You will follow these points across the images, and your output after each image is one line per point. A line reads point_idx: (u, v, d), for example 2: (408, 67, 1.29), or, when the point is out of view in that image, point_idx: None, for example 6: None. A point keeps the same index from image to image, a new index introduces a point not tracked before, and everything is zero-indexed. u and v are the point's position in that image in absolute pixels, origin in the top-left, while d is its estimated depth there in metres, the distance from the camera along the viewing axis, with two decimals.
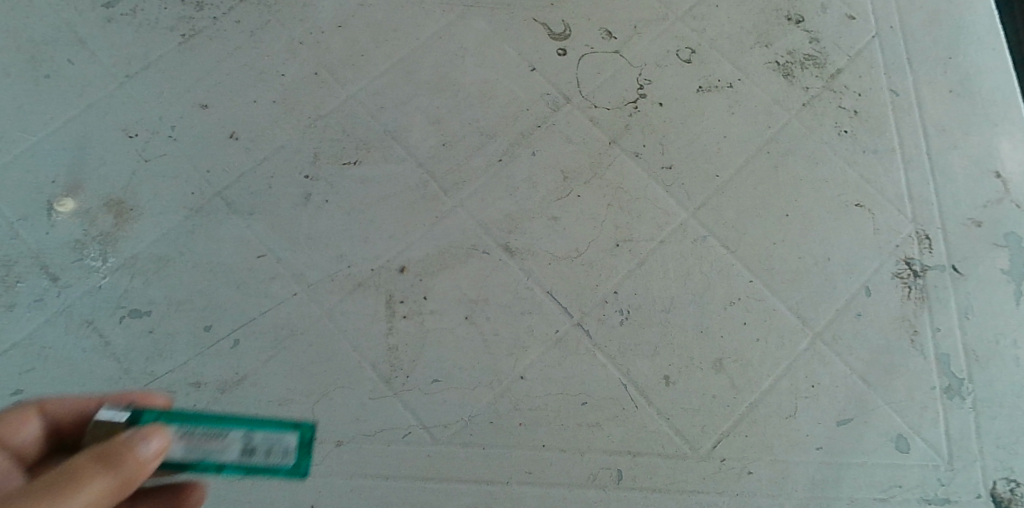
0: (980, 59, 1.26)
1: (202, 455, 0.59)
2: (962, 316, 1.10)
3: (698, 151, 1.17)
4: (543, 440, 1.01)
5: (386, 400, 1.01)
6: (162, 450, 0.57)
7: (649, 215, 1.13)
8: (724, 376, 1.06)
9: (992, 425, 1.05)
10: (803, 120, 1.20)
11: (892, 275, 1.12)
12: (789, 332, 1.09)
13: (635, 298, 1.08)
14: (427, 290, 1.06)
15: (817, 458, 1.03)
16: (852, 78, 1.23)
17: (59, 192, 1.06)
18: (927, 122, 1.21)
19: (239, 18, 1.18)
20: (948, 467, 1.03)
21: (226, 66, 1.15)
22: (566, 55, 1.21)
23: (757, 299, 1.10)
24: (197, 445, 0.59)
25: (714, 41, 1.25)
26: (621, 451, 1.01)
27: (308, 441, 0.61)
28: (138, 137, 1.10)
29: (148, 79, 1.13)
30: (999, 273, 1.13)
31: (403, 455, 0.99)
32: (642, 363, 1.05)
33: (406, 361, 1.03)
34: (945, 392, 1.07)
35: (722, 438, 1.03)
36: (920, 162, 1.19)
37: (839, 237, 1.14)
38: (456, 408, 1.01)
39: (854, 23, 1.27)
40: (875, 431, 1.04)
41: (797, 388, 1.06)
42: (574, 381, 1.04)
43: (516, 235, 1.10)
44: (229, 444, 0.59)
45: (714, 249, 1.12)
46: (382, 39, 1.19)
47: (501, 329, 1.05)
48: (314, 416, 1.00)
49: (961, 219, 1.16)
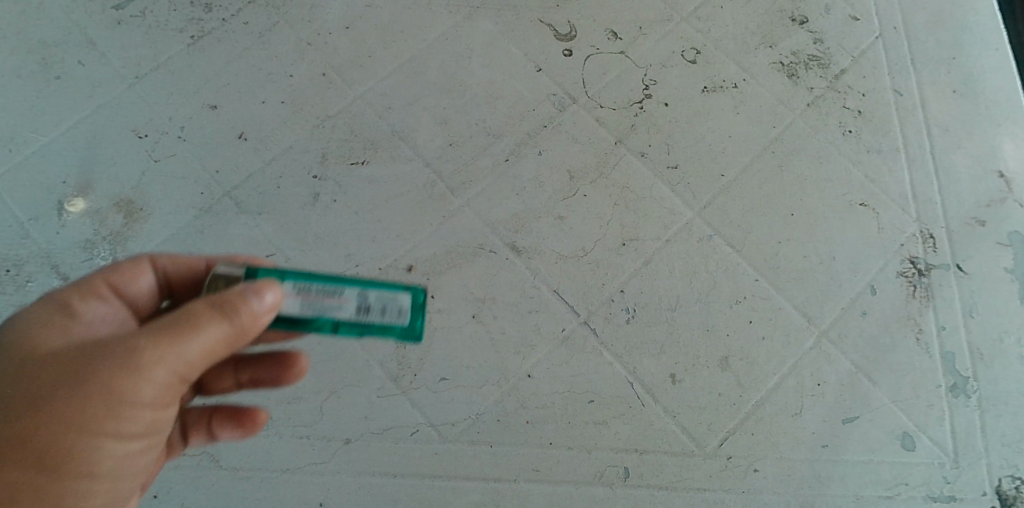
0: (983, 59, 1.27)
1: (319, 311, 0.65)
2: (967, 315, 1.11)
3: (703, 151, 1.18)
4: (550, 437, 1.01)
5: (393, 398, 1.02)
6: (275, 303, 0.65)
7: (655, 214, 1.13)
8: (730, 374, 1.06)
9: (997, 423, 1.06)
10: (808, 120, 1.21)
11: (897, 274, 1.13)
12: (795, 331, 1.09)
13: (642, 296, 1.09)
14: (434, 289, 1.07)
15: (823, 456, 1.03)
16: (856, 78, 1.24)
17: (69, 193, 1.06)
18: (931, 121, 1.22)
19: (247, 20, 1.19)
20: (954, 464, 1.04)
21: (234, 67, 1.16)
22: (572, 56, 1.22)
23: (763, 298, 1.10)
24: (316, 301, 0.65)
25: (718, 41, 1.25)
26: (627, 449, 1.02)
27: (420, 303, 0.66)
28: (148, 138, 1.10)
29: (158, 81, 1.14)
30: (1004, 272, 1.13)
31: (411, 453, 1.00)
32: (649, 361, 1.06)
33: (414, 359, 1.03)
34: (950, 390, 1.07)
35: (728, 436, 1.03)
36: (924, 162, 1.20)
37: (844, 236, 1.15)
38: (464, 406, 1.02)
39: (858, 23, 1.28)
40: (880, 429, 1.05)
41: (803, 386, 1.06)
42: (580, 379, 1.04)
43: (523, 234, 1.11)
44: (344, 301, 0.65)
45: (720, 248, 1.12)
46: (389, 40, 1.20)
47: (508, 327, 1.06)
48: (323, 414, 1.00)
49: (965, 217, 1.16)
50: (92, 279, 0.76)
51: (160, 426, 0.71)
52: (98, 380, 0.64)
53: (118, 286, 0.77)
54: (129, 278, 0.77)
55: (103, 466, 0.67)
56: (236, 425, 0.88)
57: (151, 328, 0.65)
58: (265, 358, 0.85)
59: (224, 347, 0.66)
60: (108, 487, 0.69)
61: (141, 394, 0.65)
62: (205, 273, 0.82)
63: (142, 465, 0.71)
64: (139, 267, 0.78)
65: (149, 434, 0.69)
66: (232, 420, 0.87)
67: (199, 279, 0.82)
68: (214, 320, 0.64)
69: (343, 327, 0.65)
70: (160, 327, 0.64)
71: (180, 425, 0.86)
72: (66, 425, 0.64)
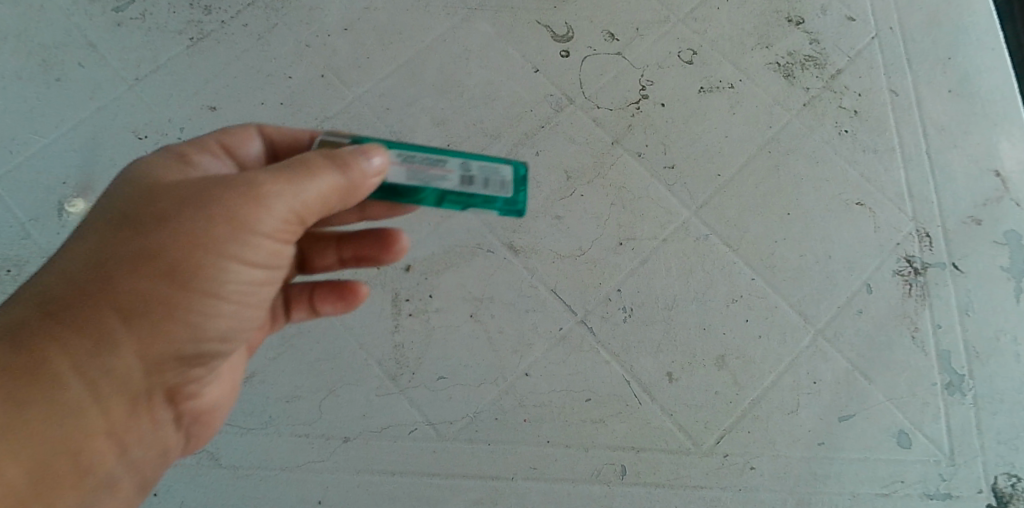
0: (979, 59, 1.27)
1: (423, 180, 0.71)
2: (963, 313, 1.11)
3: (700, 151, 1.18)
4: (547, 436, 1.02)
5: (391, 396, 1.02)
6: (382, 168, 0.70)
7: (652, 214, 1.14)
8: (727, 372, 1.07)
9: (993, 421, 1.07)
10: (804, 120, 1.22)
11: (893, 272, 1.13)
12: (791, 329, 1.10)
13: (638, 295, 1.10)
14: (432, 288, 1.08)
15: (819, 454, 1.04)
16: (852, 78, 1.25)
17: (69, 194, 1.07)
18: (928, 121, 1.23)
19: (246, 22, 1.20)
20: (949, 462, 1.04)
21: (234, 69, 1.16)
22: (569, 57, 1.22)
23: (759, 296, 1.11)
24: (419, 171, 0.71)
25: (715, 42, 1.26)
26: (624, 447, 1.02)
27: (520, 177, 0.72)
28: (148, 139, 1.11)
29: (158, 82, 1.14)
30: (1000, 271, 1.14)
31: (409, 452, 1.00)
32: (646, 359, 1.07)
33: (412, 358, 1.04)
34: (946, 388, 1.08)
35: (725, 434, 1.04)
36: (920, 161, 1.20)
37: (840, 235, 1.15)
38: (461, 405, 1.02)
39: (853, 24, 1.29)
40: (877, 427, 1.05)
41: (799, 384, 1.07)
42: (578, 378, 1.05)
43: (521, 234, 1.11)
44: (448, 172, 0.71)
45: (717, 247, 1.13)
46: (387, 41, 1.21)
47: (506, 326, 1.07)
48: (321, 412, 1.01)
49: (961, 216, 1.17)
50: (205, 139, 0.78)
51: (279, 261, 0.74)
52: (228, 201, 0.67)
53: (230, 147, 0.79)
54: (241, 140, 0.80)
55: (227, 287, 0.70)
56: (337, 299, 0.93)
57: (277, 166, 0.69)
58: (370, 235, 0.91)
59: (337, 198, 0.70)
60: (229, 315, 0.73)
61: (264, 223, 0.69)
62: (309, 143, 0.84)
63: (264, 296, 0.75)
64: (249, 133, 0.80)
65: (266, 269, 0.72)
66: (335, 296, 0.93)
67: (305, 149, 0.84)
68: (330, 170, 0.68)
69: (449, 195, 0.71)
70: (287, 165, 0.69)
71: (286, 297, 0.92)
72: (199, 240, 0.67)
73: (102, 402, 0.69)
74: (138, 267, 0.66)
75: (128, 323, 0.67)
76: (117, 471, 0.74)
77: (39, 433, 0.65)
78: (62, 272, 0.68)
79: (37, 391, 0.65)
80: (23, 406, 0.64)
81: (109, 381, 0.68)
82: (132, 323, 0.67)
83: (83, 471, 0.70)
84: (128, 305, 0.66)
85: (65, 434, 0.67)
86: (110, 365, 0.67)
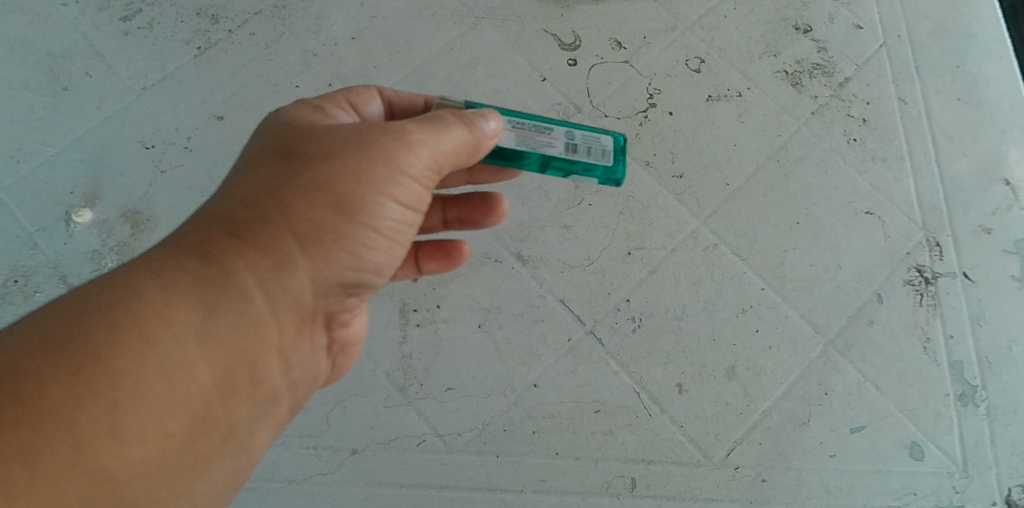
0: (987, 67, 1.27)
1: (532, 146, 0.80)
2: (975, 323, 1.10)
3: (708, 160, 1.18)
4: (556, 448, 1.02)
5: (399, 408, 1.02)
6: (494, 133, 0.77)
7: (661, 223, 1.13)
8: (737, 383, 1.06)
9: (1006, 432, 1.06)
10: (813, 129, 1.21)
11: (904, 282, 1.12)
12: (801, 339, 1.09)
13: (647, 305, 1.09)
14: (440, 299, 1.07)
15: (831, 466, 1.03)
16: (861, 86, 1.24)
17: (77, 204, 1.07)
18: (937, 130, 1.22)
19: (252, 30, 1.19)
20: (962, 474, 1.04)
21: (240, 78, 1.16)
22: (577, 65, 1.22)
23: (769, 306, 1.10)
24: (528, 137, 0.80)
25: (723, 50, 1.26)
26: (634, 459, 1.02)
27: (619, 148, 0.82)
28: (155, 149, 1.10)
29: (165, 92, 1.14)
30: (1011, 280, 1.13)
31: (417, 464, 1.00)
32: (655, 370, 1.06)
33: (420, 369, 1.03)
34: (958, 399, 1.07)
35: (736, 446, 1.03)
36: (929, 170, 1.19)
37: (850, 244, 1.14)
38: (469, 416, 1.02)
39: (862, 31, 1.28)
40: (888, 438, 1.05)
41: (810, 395, 1.06)
42: (587, 389, 1.04)
43: (529, 243, 1.11)
44: (554, 139, 0.79)
45: (726, 257, 1.12)
46: (394, 50, 1.20)
47: (514, 337, 1.06)
48: (329, 424, 1.01)
49: (972, 225, 1.16)
50: (335, 97, 0.85)
51: (426, 204, 0.80)
52: (384, 143, 0.73)
53: (357, 104, 0.85)
54: (365, 99, 0.86)
55: (385, 222, 0.76)
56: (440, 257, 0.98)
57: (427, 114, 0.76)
58: (474, 199, 0.97)
59: (459, 156, 0.76)
60: (384, 250, 0.78)
61: (416, 164, 0.74)
62: (422, 107, 0.91)
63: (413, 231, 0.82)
64: (371, 93, 0.87)
65: (417, 210, 0.78)
66: (440, 254, 0.97)
67: (417, 111, 0.91)
68: (457, 127, 0.75)
69: (553, 161, 0.80)
70: (432, 117, 0.75)
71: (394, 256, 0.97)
72: (364, 177, 0.72)
73: (278, 317, 0.74)
74: (311, 199, 0.72)
75: (304, 248, 0.73)
76: (282, 389, 0.78)
77: (225, 339, 0.70)
78: (238, 198, 0.73)
79: (226, 305, 0.70)
80: (214, 313, 0.70)
81: (285, 297, 0.73)
82: (307, 248, 0.73)
83: (257, 384, 0.74)
84: (304, 232, 0.72)
85: (245, 345, 0.71)
86: (286, 283, 0.73)
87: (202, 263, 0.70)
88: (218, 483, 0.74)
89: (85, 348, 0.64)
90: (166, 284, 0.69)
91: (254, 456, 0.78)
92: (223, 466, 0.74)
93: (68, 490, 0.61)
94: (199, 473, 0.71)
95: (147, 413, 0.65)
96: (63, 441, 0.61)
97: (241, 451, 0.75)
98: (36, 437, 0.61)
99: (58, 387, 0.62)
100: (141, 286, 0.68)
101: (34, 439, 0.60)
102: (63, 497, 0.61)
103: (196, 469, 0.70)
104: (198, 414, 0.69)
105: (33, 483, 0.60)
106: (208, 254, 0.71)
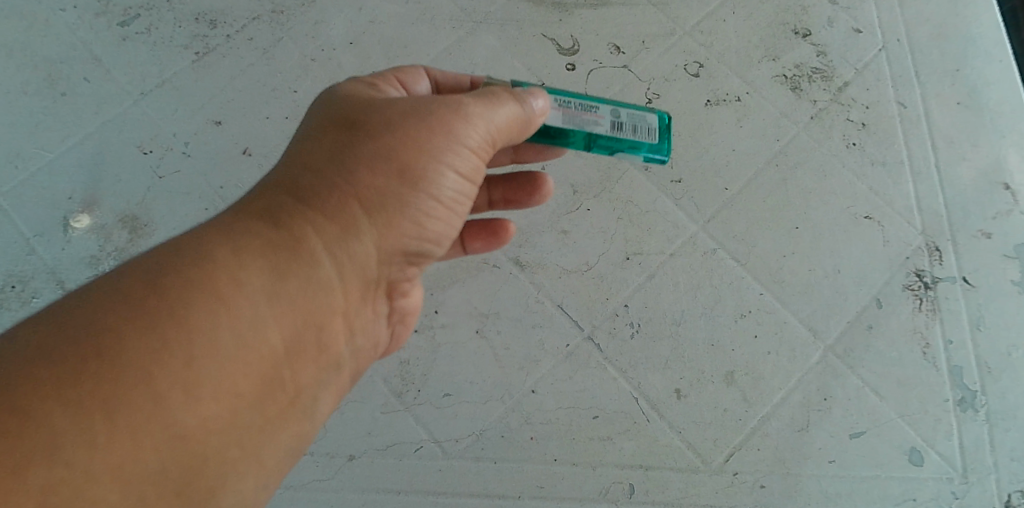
0: (987, 71, 1.26)
1: (577, 124, 0.83)
2: (974, 328, 1.10)
3: (706, 164, 1.18)
4: (554, 454, 1.01)
5: (397, 414, 1.01)
6: (544, 109, 0.81)
7: (659, 228, 1.13)
8: (735, 389, 1.06)
9: (1007, 437, 1.05)
10: (811, 133, 1.21)
11: (903, 287, 1.12)
12: (800, 345, 1.09)
13: (645, 311, 1.09)
14: (438, 304, 1.07)
15: (830, 472, 1.03)
16: (860, 91, 1.24)
17: (75, 209, 1.07)
18: (936, 134, 1.22)
19: (250, 36, 1.18)
20: (962, 480, 1.03)
21: (239, 83, 1.15)
22: (575, 70, 1.21)
23: (768, 311, 1.10)
24: (574, 116, 0.83)
25: (721, 55, 1.25)
26: (632, 465, 1.02)
27: (665, 126, 0.84)
28: (153, 154, 1.10)
29: (163, 97, 1.14)
30: (1011, 285, 1.13)
31: (415, 470, 1.00)
32: (654, 376, 1.06)
33: (418, 375, 1.03)
34: (958, 404, 1.07)
35: (734, 452, 1.03)
36: (928, 174, 1.19)
37: (850, 249, 1.14)
38: (468, 422, 1.02)
39: (861, 36, 1.28)
40: (888, 444, 1.04)
41: (808, 401, 1.06)
42: (585, 395, 1.04)
43: (527, 249, 1.11)
44: (600, 118, 0.83)
45: (725, 262, 1.12)
46: (392, 55, 1.20)
47: (512, 343, 1.06)
48: (327, 429, 1.00)
49: (972, 230, 1.16)
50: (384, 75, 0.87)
51: (477, 178, 0.82)
52: (443, 114, 0.76)
53: (405, 82, 0.88)
54: (414, 79, 0.88)
55: (443, 192, 0.78)
56: (487, 237, 1.00)
57: (482, 91, 0.79)
58: (519, 180, 1.01)
59: (516, 128, 0.79)
60: (439, 220, 0.80)
61: (472, 136, 0.77)
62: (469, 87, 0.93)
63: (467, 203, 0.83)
64: (420, 73, 0.89)
65: (470, 182, 0.80)
66: (487, 233, 0.99)
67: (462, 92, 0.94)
68: (511, 101, 0.78)
69: (599, 138, 0.83)
70: (485, 93, 0.79)
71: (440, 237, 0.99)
72: (426, 144, 0.75)
73: (344, 281, 0.74)
74: (376, 165, 0.74)
75: (368, 213, 0.74)
76: (344, 355, 0.78)
77: (296, 301, 0.70)
78: (304, 165, 0.75)
79: (296, 266, 0.70)
80: (285, 275, 0.70)
81: (351, 262, 0.74)
82: (371, 214, 0.74)
83: (323, 347, 0.74)
84: (368, 197, 0.74)
85: (313, 306, 0.71)
86: (352, 249, 0.74)
87: (271, 226, 0.71)
88: (283, 451, 0.72)
89: (162, 303, 0.63)
90: (239, 245, 0.68)
91: (315, 423, 0.76)
92: (288, 433, 0.72)
93: (145, 445, 0.60)
94: (265, 438, 0.69)
95: (225, 368, 0.64)
96: (140, 393, 0.60)
97: (306, 416, 0.73)
98: (115, 392, 0.59)
99: (135, 339, 0.61)
100: (212, 247, 0.67)
101: (113, 394, 0.59)
102: (141, 451, 0.59)
103: (264, 432, 0.69)
104: (270, 375, 0.68)
105: (113, 437, 0.58)
106: (278, 215, 0.71)
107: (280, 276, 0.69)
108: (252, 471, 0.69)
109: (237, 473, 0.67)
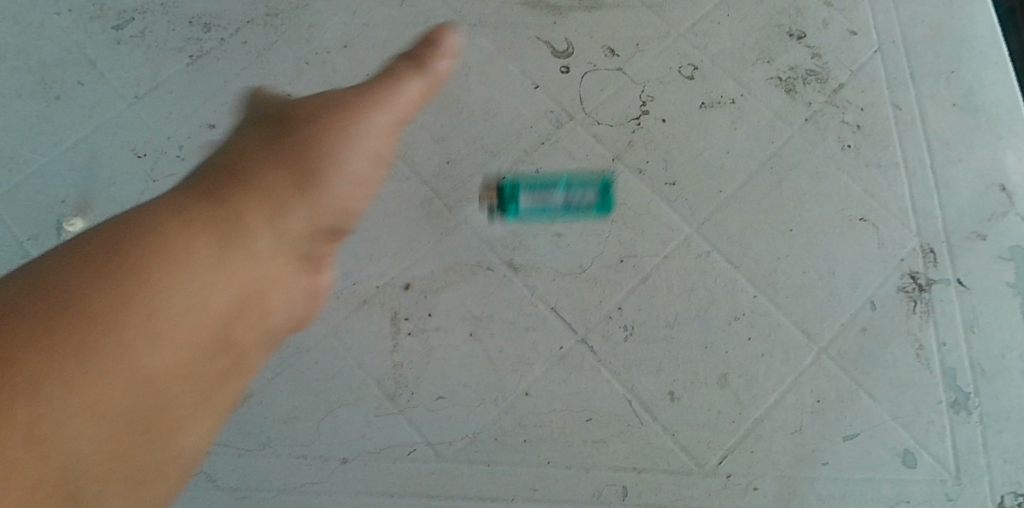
0: (983, 72, 1.26)
1: None
2: (968, 330, 1.10)
3: (701, 166, 1.18)
4: (548, 457, 1.01)
5: (390, 417, 1.02)
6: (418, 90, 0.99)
7: (653, 230, 1.13)
8: (729, 391, 1.06)
9: (1000, 439, 1.05)
10: (806, 135, 1.21)
11: (897, 289, 1.12)
12: (794, 347, 1.09)
13: (639, 313, 1.09)
14: (432, 307, 1.07)
15: (823, 474, 1.03)
16: (855, 93, 1.24)
17: (68, 212, 1.07)
18: (931, 136, 1.22)
19: (245, 39, 1.19)
20: (955, 482, 1.04)
21: (233, 86, 1.16)
22: (569, 73, 1.21)
23: (762, 314, 1.10)
24: None
25: (716, 57, 1.25)
26: (625, 468, 1.02)
27: None
28: (147, 158, 1.10)
29: (157, 100, 1.14)
30: (1005, 286, 1.13)
31: (408, 473, 1.00)
32: (647, 378, 1.06)
33: (411, 378, 1.03)
34: (952, 406, 1.07)
35: (727, 454, 1.03)
36: (923, 176, 1.19)
37: (844, 251, 1.14)
38: (461, 425, 1.02)
39: (856, 38, 1.28)
40: (881, 446, 1.05)
41: (802, 403, 1.06)
42: (578, 397, 1.04)
43: (520, 251, 1.10)
44: None
45: (719, 264, 1.12)
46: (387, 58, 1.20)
47: (506, 346, 1.06)
48: (320, 432, 1.00)
49: (966, 232, 1.16)
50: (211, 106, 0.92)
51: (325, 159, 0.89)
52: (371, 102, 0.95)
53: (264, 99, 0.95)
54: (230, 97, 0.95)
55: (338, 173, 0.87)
56: None
57: (359, 92, 0.96)
58: None
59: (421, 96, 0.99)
60: (323, 201, 0.87)
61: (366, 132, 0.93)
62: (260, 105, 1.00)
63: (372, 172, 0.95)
64: None
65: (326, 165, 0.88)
66: None
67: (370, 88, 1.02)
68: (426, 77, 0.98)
69: None
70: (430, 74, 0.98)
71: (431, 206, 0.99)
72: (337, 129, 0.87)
73: (279, 254, 0.80)
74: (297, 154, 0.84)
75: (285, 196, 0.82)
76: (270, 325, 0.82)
77: (241, 265, 0.75)
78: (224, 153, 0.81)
79: (242, 234, 0.75)
80: (229, 242, 0.74)
81: (284, 236, 0.81)
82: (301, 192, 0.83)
83: (261, 313, 0.79)
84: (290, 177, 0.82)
85: (256, 271, 0.77)
86: (285, 222, 0.81)
87: (216, 203, 0.75)
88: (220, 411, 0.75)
89: (120, 261, 0.66)
90: (186, 216, 0.72)
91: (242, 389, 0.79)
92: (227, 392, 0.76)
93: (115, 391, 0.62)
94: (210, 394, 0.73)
95: (181, 322, 0.68)
96: (108, 342, 0.62)
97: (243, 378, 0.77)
98: (88, 342, 0.61)
99: (100, 294, 0.63)
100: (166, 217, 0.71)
101: (86, 344, 0.61)
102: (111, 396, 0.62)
103: (208, 389, 0.72)
104: (218, 330, 0.73)
105: (90, 384, 0.60)
106: (218, 192, 0.76)
107: (227, 243, 0.73)
108: (196, 425, 0.72)
109: (185, 425, 0.70)
